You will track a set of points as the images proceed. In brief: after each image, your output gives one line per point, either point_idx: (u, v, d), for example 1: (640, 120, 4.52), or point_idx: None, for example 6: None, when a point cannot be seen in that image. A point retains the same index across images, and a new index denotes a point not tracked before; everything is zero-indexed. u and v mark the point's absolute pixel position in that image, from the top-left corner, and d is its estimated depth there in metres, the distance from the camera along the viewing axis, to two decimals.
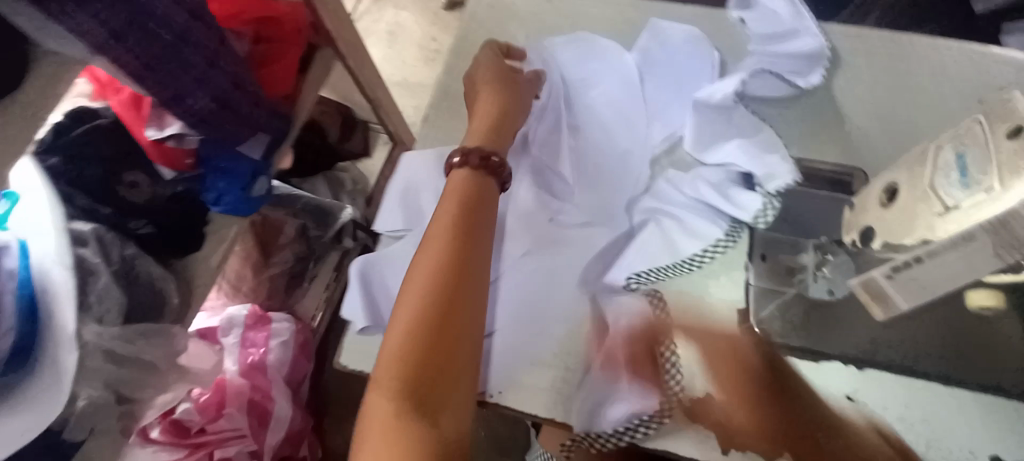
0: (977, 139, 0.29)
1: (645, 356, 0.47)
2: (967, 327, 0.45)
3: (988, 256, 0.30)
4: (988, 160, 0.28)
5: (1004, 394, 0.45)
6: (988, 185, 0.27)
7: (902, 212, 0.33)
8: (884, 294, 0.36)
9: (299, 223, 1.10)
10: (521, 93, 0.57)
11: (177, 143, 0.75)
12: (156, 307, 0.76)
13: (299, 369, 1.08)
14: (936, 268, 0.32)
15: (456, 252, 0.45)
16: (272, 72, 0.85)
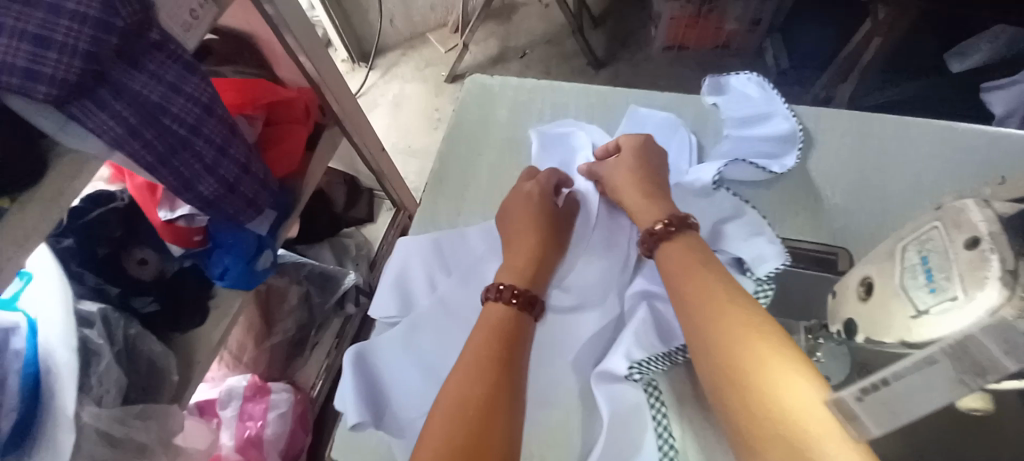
0: (937, 243, 0.32)
1: (642, 449, 0.47)
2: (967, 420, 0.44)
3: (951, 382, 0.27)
4: (951, 268, 0.30)
5: None
6: (953, 293, 0.29)
7: (880, 309, 0.35)
8: (854, 415, 0.32)
9: (303, 291, 1.11)
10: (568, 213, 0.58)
11: (187, 222, 0.79)
12: (153, 387, 0.77)
13: (296, 442, 1.05)
14: (905, 395, 0.28)
15: (492, 385, 0.43)
16: (279, 153, 0.90)
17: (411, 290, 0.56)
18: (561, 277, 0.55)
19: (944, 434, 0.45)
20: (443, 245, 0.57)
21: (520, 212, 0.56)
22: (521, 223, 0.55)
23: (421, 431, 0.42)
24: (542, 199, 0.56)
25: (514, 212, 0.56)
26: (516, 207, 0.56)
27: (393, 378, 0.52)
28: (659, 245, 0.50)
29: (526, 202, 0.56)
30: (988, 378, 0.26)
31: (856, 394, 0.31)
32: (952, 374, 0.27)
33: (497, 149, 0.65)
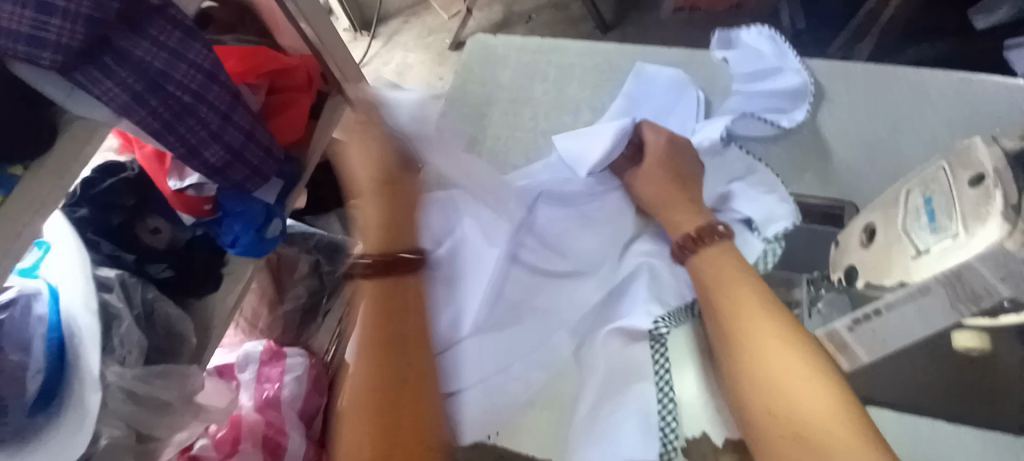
0: (942, 184, 0.33)
1: (646, 400, 0.46)
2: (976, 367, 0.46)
3: (946, 309, 0.33)
4: (955, 208, 0.32)
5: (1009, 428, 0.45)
6: (955, 231, 0.31)
7: (881, 252, 0.37)
8: (848, 343, 0.39)
9: (313, 260, 1.15)
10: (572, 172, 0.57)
11: (196, 191, 0.79)
12: (172, 348, 0.78)
13: (312, 403, 1.08)
14: (893, 321, 0.35)
15: (375, 362, 0.45)
16: (285, 121, 0.89)
17: None
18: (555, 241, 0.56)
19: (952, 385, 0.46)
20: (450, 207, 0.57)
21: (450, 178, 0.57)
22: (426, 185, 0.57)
23: (341, 410, 0.46)
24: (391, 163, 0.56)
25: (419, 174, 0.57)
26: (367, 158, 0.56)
27: None
28: (692, 259, 0.49)
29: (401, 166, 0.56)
30: (975, 300, 0.32)
31: (849, 325, 0.37)
32: (946, 301, 0.33)
33: (501, 110, 0.64)
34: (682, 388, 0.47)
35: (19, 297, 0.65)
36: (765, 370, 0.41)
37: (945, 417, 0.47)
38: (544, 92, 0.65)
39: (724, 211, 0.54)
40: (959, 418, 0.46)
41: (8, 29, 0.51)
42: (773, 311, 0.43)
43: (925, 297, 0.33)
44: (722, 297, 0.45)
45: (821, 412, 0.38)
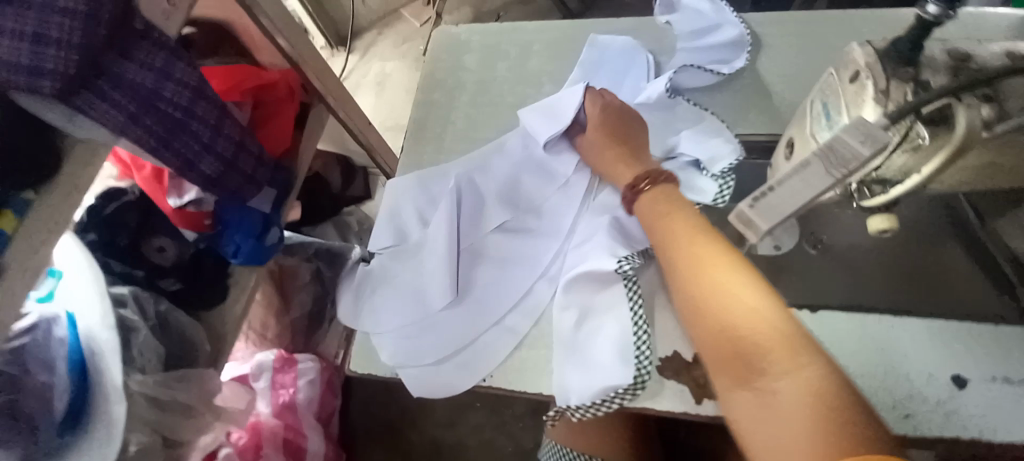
0: (832, 86, 0.39)
1: (621, 328, 0.49)
2: (923, 264, 0.47)
3: (822, 174, 0.35)
4: (841, 99, 0.38)
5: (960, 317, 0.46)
6: (844, 118, 0.37)
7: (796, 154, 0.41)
8: (749, 221, 0.38)
9: (314, 268, 1.17)
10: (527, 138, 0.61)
11: (196, 207, 0.84)
12: (188, 355, 0.82)
13: (328, 404, 1.14)
14: (782, 193, 0.37)
15: None
16: (273, 133, 0.95)
17: (402, 224, 0.61)
18: (524, 201, 0.59)
19: (901, 280, 0.47)
20: (425, 183, 0.62)
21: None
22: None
23: None
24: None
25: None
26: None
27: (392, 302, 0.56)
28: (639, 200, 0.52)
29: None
30: (847, 167, 0.34)
31: (748, 200, 0.38)
32: (822, 169, 0.35)
33: (469, 91, 0.69)
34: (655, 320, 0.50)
35: (39, 322, 0.68)
36: (710, 299, 0.44)
37: (928, 317, 0.46)
38: (507, 70, 0.69)
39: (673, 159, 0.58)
40: (941, 315, 0.46)
41: (11, 63, 0.55)
42: (710, 238, 0.47)
43: (805, 169, 0.36)
44: (664, 231, 0.49)
45: (768, 334, 0.42)
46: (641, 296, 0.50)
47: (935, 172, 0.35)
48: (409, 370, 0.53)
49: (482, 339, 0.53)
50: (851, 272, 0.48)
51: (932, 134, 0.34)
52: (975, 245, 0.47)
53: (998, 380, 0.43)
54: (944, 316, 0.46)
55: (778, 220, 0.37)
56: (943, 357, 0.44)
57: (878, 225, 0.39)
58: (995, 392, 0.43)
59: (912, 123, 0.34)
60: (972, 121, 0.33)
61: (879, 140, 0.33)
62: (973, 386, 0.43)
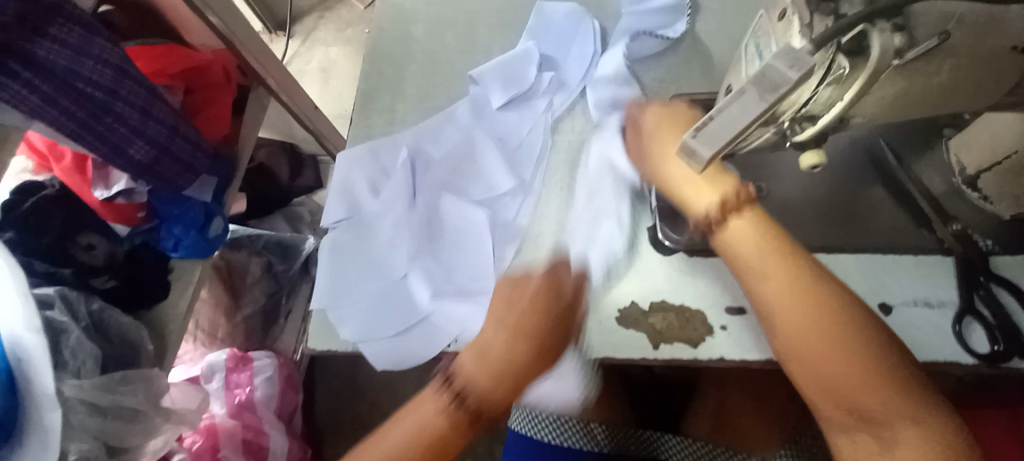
0: (764, 27, 0.41)
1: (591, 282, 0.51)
2: (856, 203, 0.50)
3: (756, 100, 0.36)
4: (768, 32, 0.40)
5: (895, 249, 0.49)
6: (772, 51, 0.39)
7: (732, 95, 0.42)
8: (693, 153, 0.39)
9: (264, 261, 1.11)
10: (482, 103, 0.62)
11: (127, 199, 0.78)
12: (130, 355, 0.76)
13: (289, 401, 1.09)
14: (725, 119, 0.37)
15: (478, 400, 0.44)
16: (206, 120, 0.88)
17: (356, 198, 0.58)
18: (484, 168, 0.60)
19: (834, 217, 0.50)
20: (378, 152, 0.60)
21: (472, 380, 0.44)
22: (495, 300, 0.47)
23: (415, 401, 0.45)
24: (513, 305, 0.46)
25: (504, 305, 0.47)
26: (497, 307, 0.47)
27: (358, 281, 0.54)
28: (718, 235, 0.43)
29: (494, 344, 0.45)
30: (778, 92, 0.36)
31: (691, 130, 0.39)
32: (756, 96, 0.36)
33: (418, 61, 0.67)
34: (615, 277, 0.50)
35: None
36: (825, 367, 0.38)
37: (856, 250, 0.50)
38: (456, 40, 0.68)
39: None
40: (867, 249, 0.50)
41: None
42: (816, 280, 0.40)
43: (740, 98, 0.37)
44: (760, 269, 0.41)
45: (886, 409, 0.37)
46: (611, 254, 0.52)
47: (854, 100, 0.38)
48: (372, 344, 0.51)
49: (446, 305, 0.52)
50: (796, 216, 0.50)
51: (853, 63, 0.36)
52: (896, 186, 0.50)
53: (920, 304, 0.47)
54: (881, 250, 0.49)
55: (721, 145, 0.38)
56: (865, 289, 0.48)
57: (808, 160, 0.42)
58: (914, 314, 0.47)
59: (835, 53, 0.36)
60: (886, 46, 0.35)
61: (806, 64, 0.35)
62: (897, 312, 0.47)
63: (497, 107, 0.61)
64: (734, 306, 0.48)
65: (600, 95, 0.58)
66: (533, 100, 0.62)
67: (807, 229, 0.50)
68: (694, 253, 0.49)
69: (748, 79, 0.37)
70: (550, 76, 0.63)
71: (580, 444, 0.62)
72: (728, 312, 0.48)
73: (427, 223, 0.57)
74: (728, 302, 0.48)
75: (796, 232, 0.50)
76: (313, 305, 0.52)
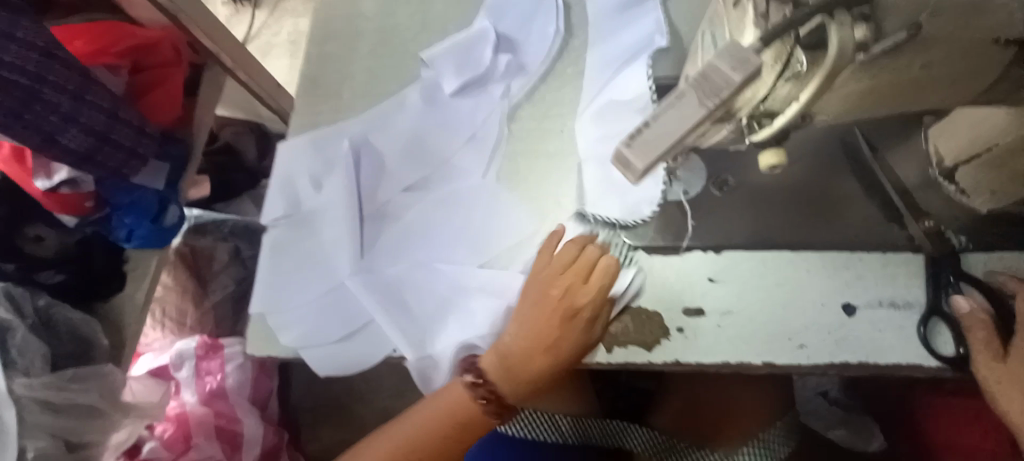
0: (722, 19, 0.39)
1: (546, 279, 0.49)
2: (819, 195, 0.48)
3: (696, 105, 0.33)
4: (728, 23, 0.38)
5: (858, 245, 0.47)
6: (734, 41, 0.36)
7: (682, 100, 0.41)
8: (629, 162, 0.35)
9: (231, 247, 1.05)
10: (433, 88, 0.59)
11: (72, 188, 0.69)
12: (81, 352, 0.69)
13: (264, 386, 1.04)
14: (661, 125, 0.34)
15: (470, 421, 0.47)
16: (154, 102, 0.76)
17: (299, 192, 0.56)
18: (435, 157, 0.56)
19: (794, 208, 0.48)
20: (322, 142, 0.57)
21: (487, 381, 0.46)
22: (538, 304, 0.46)
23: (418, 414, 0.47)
24: (577, 293, 0.45)
25: (537, 311, 0.46)
26: (549, 305, 0.45)
27: (300, 278, 0.52)
28: None
29: (511, 361, 0.46)
30: (720, 95, 0.33)
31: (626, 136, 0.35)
32: (695, 100, 0.33)
33: (369, 40, 0.62)
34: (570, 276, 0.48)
35: None
36: None
37: (819, 250, 0.47)
38: (410, 15, 0.63)
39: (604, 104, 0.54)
40: (826, 249, 0.47)
41: None
42: None
43: (680, 100, 0.34)
44: None
45: None
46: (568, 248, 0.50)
47: (811, 100, 0.35)
48: (313, 350, 0.50)
49: (398, 305, 0.50)
50: (757, 209, 0.48)
51: (811, 58, 0.34)
52: (864, 177, 0.48)
53: (885, 305, 0.45)
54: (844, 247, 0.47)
55: (657, 158, 0.34)
56: (829, 290, 0.46)
57: (767, 161, 0.40)
58: (876, 315, 0.45)
59: (793, 47, 0.34)
60: (844, 39, 0.32)
61: (751, 64, 0.32)
62: (860, 313, 0.45)
63: (448, 93, 0.58)
64: (693, 307, 0.46)
65: (616, 94, 0.53)
66: (489, 86, 0.58)
67: (770, 222, 0.47)
68: (653, 252, 0.47)
69: (688, 80, 0.34)
70: (507, 58, 0.58)
71: (548, 436, 0.60)
72: (685, 313, 0.46)
73: (373, 217, 0.55)
74: (687, 302, 0.46)
75: (757, 227, 0.47)
76: (252, 309, 0.51)
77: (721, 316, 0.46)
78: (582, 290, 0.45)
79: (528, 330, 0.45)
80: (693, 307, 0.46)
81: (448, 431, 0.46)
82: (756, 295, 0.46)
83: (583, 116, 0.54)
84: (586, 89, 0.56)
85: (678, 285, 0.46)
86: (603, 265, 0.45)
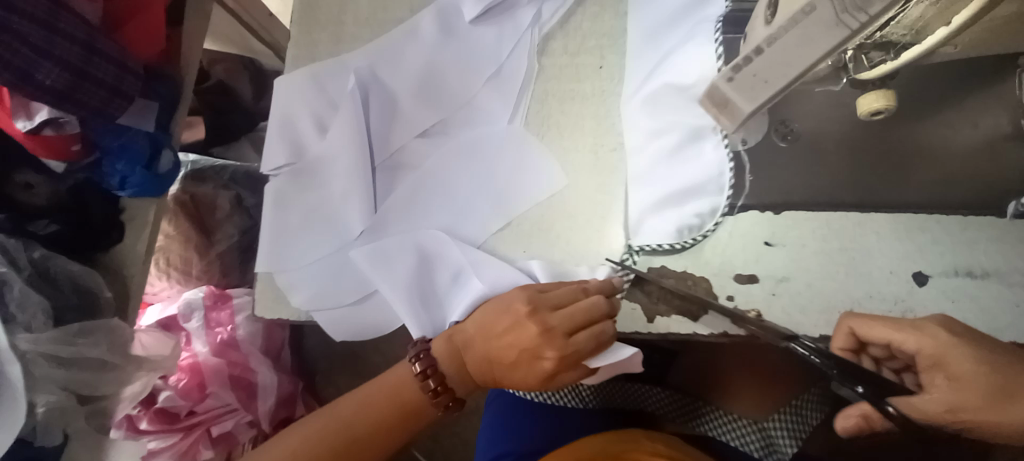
0: None
1: (584, 241, 0.45)
2: (900, 147, 0.42)
3: (832, 25, 0.31)
4: None
5: (940, 208, 0.41)
6: None
7: (796, 44, 0.33)
8: (727, 101, 0.39)
9: (233, 195, 0.98)
10: (451, 16, 0.51)
11: (56, 130, 0.62)
12: (88, 306, 0.66)
13: (276, 337, 1.02)
14: (782, 51, 0.34)
15: (409, 404, 0.43)
16: (137, 30, 0.66)
17: (299, 136, 0.50)
18: (453, 99, 0.50)
19: (878, 162, 0.41)
20: (323, 79, 0.51)
21: (437, 370, 0.43)
22: (510, 325, 0.40)
23: (358, 393, 0.44)
24: (553, 341, 0.39)
25: (508, 329, 0.40)
26: (520, 338, 0.40)
27: (305, 233, 0.48)
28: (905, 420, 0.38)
29: (466, 362, 0.43)
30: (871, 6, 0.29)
31: (729, 72, 0.37)
32: (831, 15, 0.31)
33: None
34: (605, 239, 0.45)
35: None
36: None
37: (895, 210, 0.41)
38: None
39: (652, 39, 0.46)
40: (906, 207, 0.41)
41: None
42: None
43: (808, 17, 0.32)
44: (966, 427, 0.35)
45: None
46: (607, 209, 0.46)
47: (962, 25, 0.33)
48: (325, 313, 0.46)
49: (413, 280, 0.46)
50: (826, 164, 0.42)
51: None
52: (949, 132, 0.41)
53: (960, 274, 0.40)
54: (923, 209, 0.41)
55: (760, 99, 0.37)
56: (899, 255, 0.41)
57: (870, 104, 0.40)
58: (952, 285, 0.40)
59: None
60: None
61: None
62: (933, 282, 0.40)
63: (469, 20, 0.50)
64: (746, 273, 0.41)
65: (673, 76, 0.44)
66: (516, 11, 0.50)
67: (837, 178, 0.42)
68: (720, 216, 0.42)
69: None
70: None
71: (565, 401, 0.59)
72: (736, 280, 0.41)
73: (384, 167, 0.49)
74: (740, 268, 0.41)
75: (821, 185, 0.42)
76: (258, 268, 0.47)
77: (775, 282, 0.41)
78: (561, 344, 0.39)
79: (492, 341, 0.41)
80: (746, 273, 0.41)
81: (390, 411, 0.43)
82: (819, 260, 0.41)
83: (631, 101, 0.46)
84: (633, 63, 0.47)
85: (729, 250, 0.41)
86: (598, 325, 0.39)
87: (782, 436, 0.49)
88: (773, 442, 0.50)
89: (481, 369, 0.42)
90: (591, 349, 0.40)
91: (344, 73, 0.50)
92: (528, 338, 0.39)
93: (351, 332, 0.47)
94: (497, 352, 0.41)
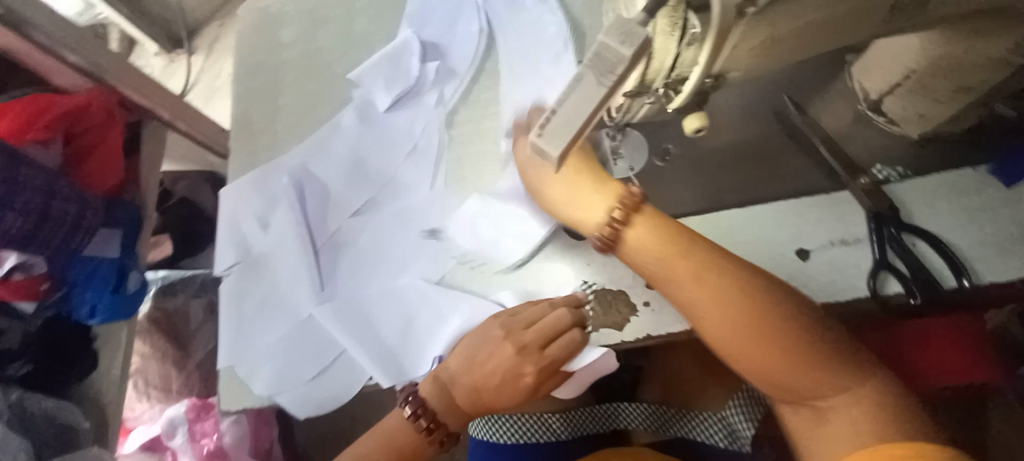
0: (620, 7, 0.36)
1: (511, 279, 0.50)
2: (755, 151, 0.49)
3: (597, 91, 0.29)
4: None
5: (802, 192, 0.47)
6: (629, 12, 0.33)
7: (573, 109, 0.30)
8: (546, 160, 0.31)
9: (206, 301, 1.01)
10: (367, 107, 0.58)
11: (25, 272, 0.65)
12: (67, 438, 0.67)
13: (265, 436, 0.96)
14: (568, 111, 0.30)
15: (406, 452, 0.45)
16: (95, 167, 0.71)
17: (245, 236, 0.55)
18: (379, 176, 0.56)
19: (737, 168, 0.49)
20: (261, 182, 0.57)
21: (427, 409, 0.45)
22: (489, 351, 0.45)
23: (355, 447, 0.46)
24: (530, 355, 0.44)
25: (489, 356, 0.45)
26: (501, 361, 0.44)
27: (259, 321, 0.52)
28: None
29: (455, 395, 0.46)
30: (615, 74, 0.29)
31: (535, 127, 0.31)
32: (594, 80, 0.29)
33: (293, 71, 0.61)
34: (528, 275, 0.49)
35: None
36: None
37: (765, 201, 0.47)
38: (330, 39, 0.62)
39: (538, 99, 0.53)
40: (774, 198, 0.48)
41: None
42: None
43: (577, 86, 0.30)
44: None
45: None
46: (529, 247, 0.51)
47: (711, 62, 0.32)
48: (286, 394, 0.49)
49: (379, 337, 0.50)
50: (699, 176, 0.49)
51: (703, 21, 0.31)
52: (794, 134, 0.49)
53: (836, 244, 0.46)
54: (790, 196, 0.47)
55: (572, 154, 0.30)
56: (783, 239, 0.46)
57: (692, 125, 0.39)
58: (831, 256, 0.46)
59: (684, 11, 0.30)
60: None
61: (639, 36, 0.29)
62: (815, 256, 0.46)
63: (383, 109, 0.58)
64: None
65: None
66: (423, 95, 0.58)
67: (705, 187, 0.49)
68: None
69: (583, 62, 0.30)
70: (434, 65, 0.58)
71: (543, 437, 0.58)
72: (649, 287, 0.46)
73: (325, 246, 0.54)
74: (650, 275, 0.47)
75: (700, 191, 0.49)
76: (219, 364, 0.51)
77: None
78: (536, 357, 0.45)
79: (477, 368, 0.45)
80: None
81: None
82: None
83: None
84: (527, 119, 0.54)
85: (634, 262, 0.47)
86: (567, 336, 0.44)
87: (740, 421, 0.56)
88: (735, 431, 0.56)
89: (475, 398, 0.46)
90: (566, 357, 0.45)
91: (280, 173, 0.57)
92: (506, 358, 0.44)
93: (344, 388, 0.50)
94: (487, 375, 0.45)
